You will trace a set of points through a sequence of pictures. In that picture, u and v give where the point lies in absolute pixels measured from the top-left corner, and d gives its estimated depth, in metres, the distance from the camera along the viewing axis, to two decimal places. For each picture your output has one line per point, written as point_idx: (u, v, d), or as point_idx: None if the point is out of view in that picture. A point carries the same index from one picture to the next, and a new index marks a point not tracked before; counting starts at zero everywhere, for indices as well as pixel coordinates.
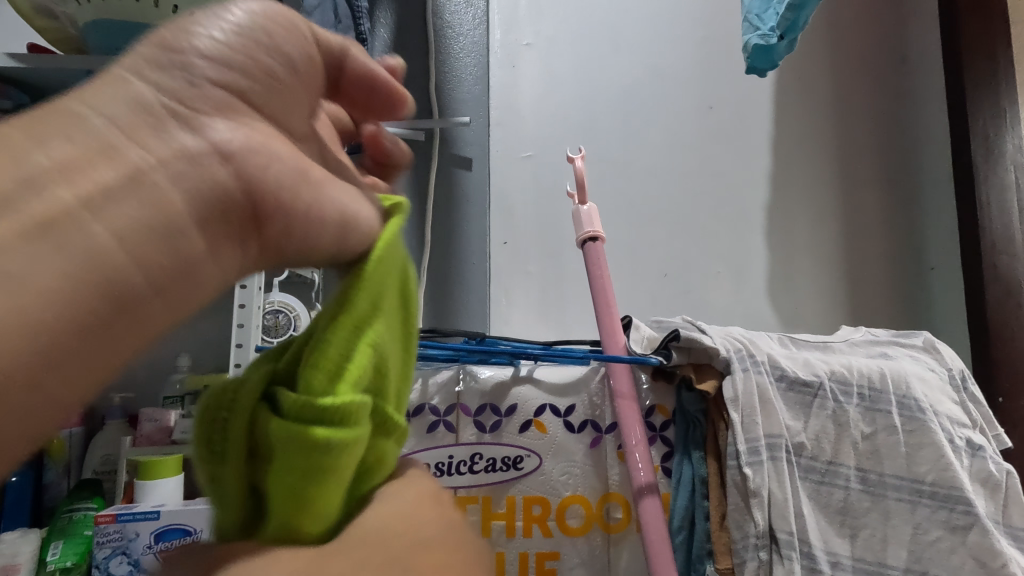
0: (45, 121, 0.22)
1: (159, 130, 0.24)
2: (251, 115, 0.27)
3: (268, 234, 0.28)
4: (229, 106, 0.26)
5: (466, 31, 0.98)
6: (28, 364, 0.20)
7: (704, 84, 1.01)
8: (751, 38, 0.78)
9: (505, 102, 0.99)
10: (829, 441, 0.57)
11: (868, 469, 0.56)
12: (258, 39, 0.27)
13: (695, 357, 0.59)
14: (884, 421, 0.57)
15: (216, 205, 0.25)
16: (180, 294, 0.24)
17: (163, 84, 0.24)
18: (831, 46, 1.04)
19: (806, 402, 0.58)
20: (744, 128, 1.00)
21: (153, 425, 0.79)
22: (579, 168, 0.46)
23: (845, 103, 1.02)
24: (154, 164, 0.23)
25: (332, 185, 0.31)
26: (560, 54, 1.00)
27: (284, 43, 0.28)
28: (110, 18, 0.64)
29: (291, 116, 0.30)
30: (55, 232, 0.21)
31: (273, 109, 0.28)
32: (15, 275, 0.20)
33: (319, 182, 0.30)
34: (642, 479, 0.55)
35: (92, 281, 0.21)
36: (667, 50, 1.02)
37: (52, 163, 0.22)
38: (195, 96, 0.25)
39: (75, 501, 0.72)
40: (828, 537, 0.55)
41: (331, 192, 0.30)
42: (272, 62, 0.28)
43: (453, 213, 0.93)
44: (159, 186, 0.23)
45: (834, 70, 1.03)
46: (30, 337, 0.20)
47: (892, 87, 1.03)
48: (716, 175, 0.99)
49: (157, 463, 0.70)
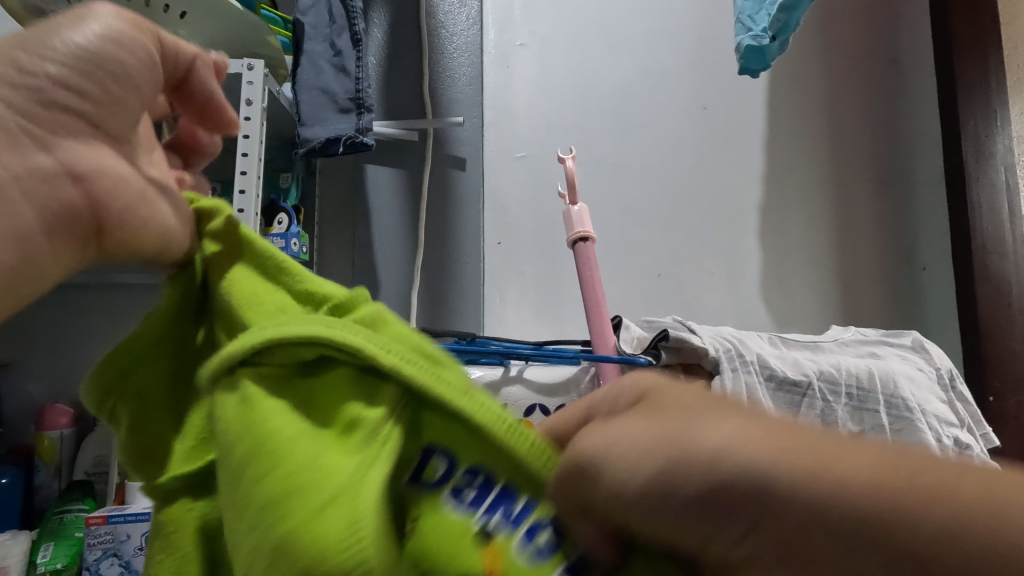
0: None
1: (15, 148, 0.29)
2: (96, 137, 0.32)
3: (109, 242, 0.32)
4: (77, 130, 0.31)
5: (460, 32, 0.98)
6: None
7: (698, 84, 1.01)
8: (743, 38, 0.78)
9: (498, 102, 0.99)
10: None
11: None
12: (108, 67, 0.31)
13: (684, 356, 0.59)
14: (871, 421, 0.58)
15: (60, 216, 0.30)
16: (28, 286, 0.29)
17: (17, 105, 0.29)
18: (823, 47, 1.04)
19: (794, 402, 0.58)
20: (737, 128, 1.01)
21: None
22: (569, 169, 0.46)
23: (838, 104, 1.03)
24: (6, 180, 0.28)
25: (159, 201, 0.33)
26: (554, 55, 1.01)
27: (132, 68, 0.32)
28: None
29: (127, 130, 0.33)
30: None
31: (114, 130, 0.33)
32: None
33: (148, 198, 0.32)
34: None
35: None
36: (661, 51, 1.02)
37: None
38: (48, 119, 0.30)
39: (66, 503, 0.72)
40: None
41: (155, 210, 0.32)
42: (120, 90, 0.32)
43: (446, 213, 0.93)
44: (10, 203, 0.28)
45: (826, 71, 1.04)
46: None
47: (885, 87, 1.04)
48: (709, 175, 0.99)
49: None
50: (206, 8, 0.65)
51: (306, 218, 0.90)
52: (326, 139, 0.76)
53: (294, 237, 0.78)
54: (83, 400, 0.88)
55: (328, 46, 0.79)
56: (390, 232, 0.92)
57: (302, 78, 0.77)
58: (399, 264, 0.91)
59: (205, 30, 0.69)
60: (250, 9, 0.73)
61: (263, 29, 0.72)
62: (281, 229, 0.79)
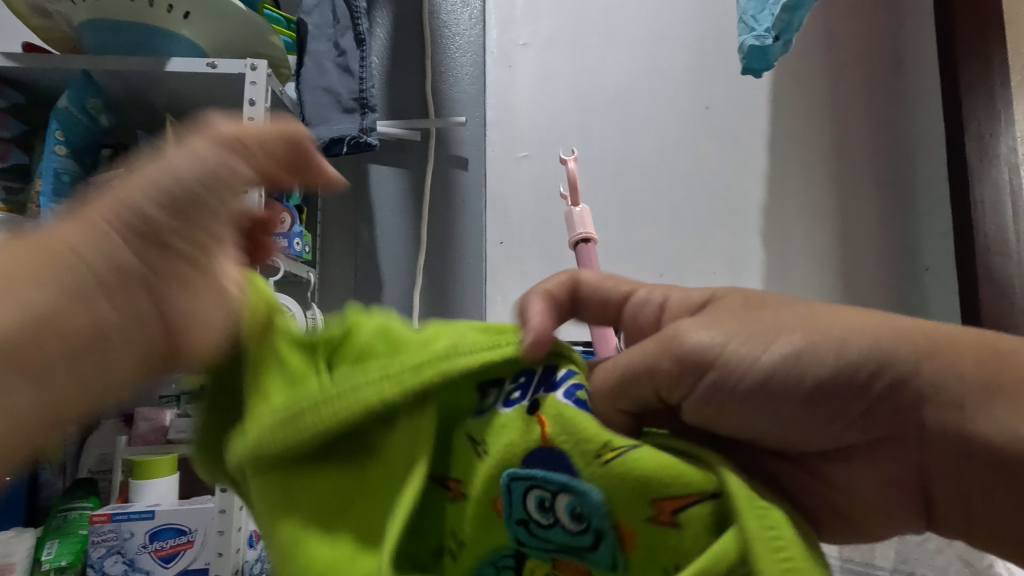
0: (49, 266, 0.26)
1: (129, 296, 0.27)
2: (196, 271, 0.28)
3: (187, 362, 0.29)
4: (179, 271, 0.28)
5: (462, 31, 0.98)
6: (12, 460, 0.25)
7: (701, 84, 1.01)
8: (747, 38, 0.78)
9: (500, 101, 0.99)
10: None
11: None
12: (219, 192, 0.28)
13: None
14: None
15: (146, 350, 0.27)
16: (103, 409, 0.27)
17: (135, 243, 0.27)
18: (827, 47, 1.04)
19: None
20: (740, 128, 1.00)
21: (148, 425, 0.79)
22: (572, 170, 0.46)
23: (841, 104, 1.03)
24: (115, 323, 0.26)
25: (215, 312, 0.29)
26: (557, 55, 1.01)
27: (240, 184, 0.29)
28: (105, 18, 0.65)
29: (226, 258, 0.30)
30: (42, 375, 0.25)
31: (210, 258, 0.29)
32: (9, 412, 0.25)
33: (225, 324, 0.30)
34: None
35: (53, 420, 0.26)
36: (664, 50, 1.02)
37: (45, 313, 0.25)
38: (160, 257, 0.27)
39: (69, 500, 0.72)
40: None
41: (216, 322, 0.29)
42: (216, 211, 0.28)
43: (448, 213, 0.93)
44: (114, 348, 0.26)
45: (829, 71, 1.03)
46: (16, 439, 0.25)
47: (888, 88, 1.03)
48: (711, 175, 0.99)
49: (151, 462, 0.70)
50: (209, 9, 0.67)
51: (309, 217, 0.90)
52: (329, 139, 0.75)
53: (296, 236, 0.79)
54: None
55: (331, 47, 0.79)
56: (394, 231, 0.92)
57: (306, 78, 0.77)
58: (401, 264, 0.91)
59: (209, 30, 0.69)
60: (253, 9, 0.73)
61: (265, 29, 0.72)
62: (283, 228, 0.79)
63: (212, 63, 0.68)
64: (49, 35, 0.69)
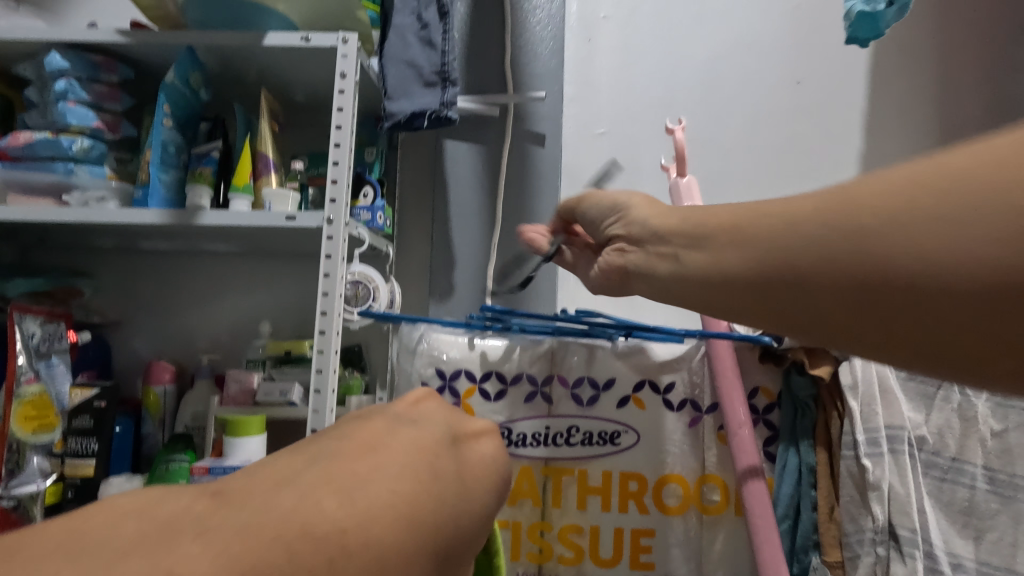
0: (409, 448, 0.23)
1: (440, 480, 0.23)
2: (449, 543, 0.22)
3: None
4: (461, 519, 0.23)
5: (543, 4, 0.95)
6: (358, 518, 0.19)
7: (794, 57, 0.95)
8: (854, 4, 0.73)
9: (578, 76, 0.96)
10: (954, 437, 0.57)
11: (998, 469, 0.56)
12: (487, 492, 0.25)
13: (807, 340, 0.59)
14: (1018, 419, 0.56)
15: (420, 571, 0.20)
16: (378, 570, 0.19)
17: (443, 472, 0.23)
18: (938, 16, 0.95)
19: (929, 394, 0.59)
20: (833, 103, 0.94)
21: (239, 386, 0.83)
22: (679, 141, 0.44)
23: (952, 78, 0.94)
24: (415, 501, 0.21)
25: (472, 536, 0.23)
26: (639, 27, 0.97)
27: (490, 491, 0.26)
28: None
29: (471, 512, 0.23)
30: (366, 480, 0.21)
31: (460, 525, 0.22)
32: (369, 490, 0.20)
33: (463, 533, 0.23)
34: (746, 462, 0.55)
35: (344, 540, 0.18)
36: (754, 21, 0.96)
37: (397, 448, 0.23)
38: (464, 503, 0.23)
39: (170, 452, 0.77)
40: (949, 537, 0.56)
41: (469, 535, 0.23)
42: (481, 520, 0.24)
43: (525, 189, 0.91)
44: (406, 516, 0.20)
45: (942, 42, 0.95)
46: (377, 506, 0.20)
47: (1006, 61, 0.94)
48: (802, 155, 0.93)
49: (243, 422, 0.74)
50: None
51: (388, 192, 0.91)
52: (412, 112, 0.76)
53: (378, 210, 0.81)
54: (182, 359, 0.94)
55: (415, 19, 0.79)
56: (468, 207, 0.91)
57: (389, 51, 0.78)
58: (476, 240, 0.90)
59: (303, 5, 0.71)
60: None
61: (354, 3, 0.72)
62: (366, 202, 0.81)
63: (305, 37, 0.69)
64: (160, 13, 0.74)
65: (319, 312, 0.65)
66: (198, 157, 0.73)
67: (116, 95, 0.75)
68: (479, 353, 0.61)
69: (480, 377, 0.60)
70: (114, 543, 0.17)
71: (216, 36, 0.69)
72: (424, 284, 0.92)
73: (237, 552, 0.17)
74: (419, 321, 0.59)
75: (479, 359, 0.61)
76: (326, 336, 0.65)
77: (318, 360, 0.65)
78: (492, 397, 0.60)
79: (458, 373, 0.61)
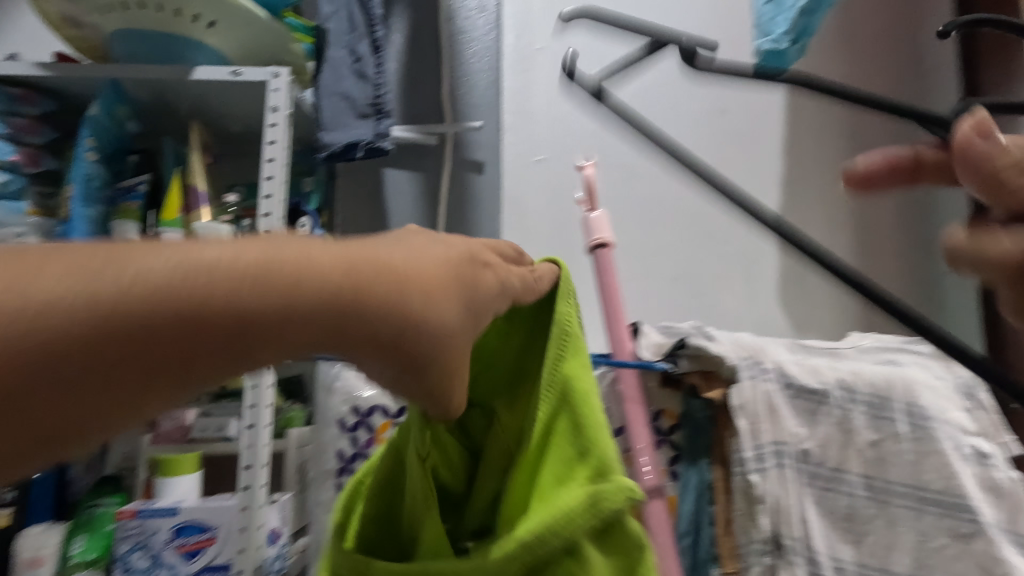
0: (434, 239, 0.34)
1: (470, 264, 0.34)
2: (471, 295, 0.33)
3: (442, 304, 0.31)
4: (482, 289, 0.35)
5: (478, 37, 0.98)
6: (403, 262, 0.30)
7: (719, 87, 1.00)
8: (763, 43, 0.79)
9: (517, 105, 0.98)
10: (835, 448, 0.63)
11: (874, 475, 0.62)
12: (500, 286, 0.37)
13: (703, 364, 0.65)
14: (889, 430, 0.63)
15: (453, 297, 0.32)
16: (413, 289, 0.29)
17: (468, 258, 0.35)
18: (847, 48, 1.02)
19: (812, 409, 0.64)
20: (755, 129, 0.99)
21: (173, 424, 0.80)
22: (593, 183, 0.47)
23: (860, 107, 1.02)
24: (443, 262, 0.32)
25: (487, 298, 0.35)
26: (573, 57, 1.00)
27: (500, 281, 0.37)
28: (134, 27, 0.68)
29: (487, 286, 0.35)
30: (407, 247, 0.32)
31: (478, 287, 0.34)
32: (407, 253, 0.31)
33: (482, 295, 0.35)
34: (650, 482, 0.56)
35: (397, 274, 0.29)
36: (679, 53, 1.00)
37: (433, 241, 0.34)
38: (483, 278, 0.35)
39: (97, 497, 0.74)
40: (834, 543, 0.61)
41: (486, 298, 0.35)
42: (495, 305, 0.37)
43: (465, 218, 0.93)
44: (439, 274, 0.31)
45: (852, 73, 1.02)
46: (417, 262, 0.31)
47: (909, 91, 1.02)
48: (729, 178, 0.98)
49: (175, 461, 0.72)
50: (233, 20, 0.69)
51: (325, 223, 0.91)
52: (345, 144, 0.77)
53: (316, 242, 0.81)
54: None
55: (348, 53, 0.81)
56: None
57: (323, 84, 0.79)
58: None
59: (231, 39, 0.71)
60: (274, 15, 0.75)
61: (287, 37, 0.73)
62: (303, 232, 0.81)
63: (235, 71, 0.69)
64: (85, 45, 0.73)
65: (253, 344, 0.64)
66: (123, 191, 0.72)
67: (37, 128, 0.73)
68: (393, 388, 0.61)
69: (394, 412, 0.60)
70: (223, 252, 0.25)
71: (143, 70, 0.69)
72: None
73: (319, 263, 0.27)
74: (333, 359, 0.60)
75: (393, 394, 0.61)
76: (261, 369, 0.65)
77: (251, 394, 0.65)
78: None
79: (373, 410, 0.60)
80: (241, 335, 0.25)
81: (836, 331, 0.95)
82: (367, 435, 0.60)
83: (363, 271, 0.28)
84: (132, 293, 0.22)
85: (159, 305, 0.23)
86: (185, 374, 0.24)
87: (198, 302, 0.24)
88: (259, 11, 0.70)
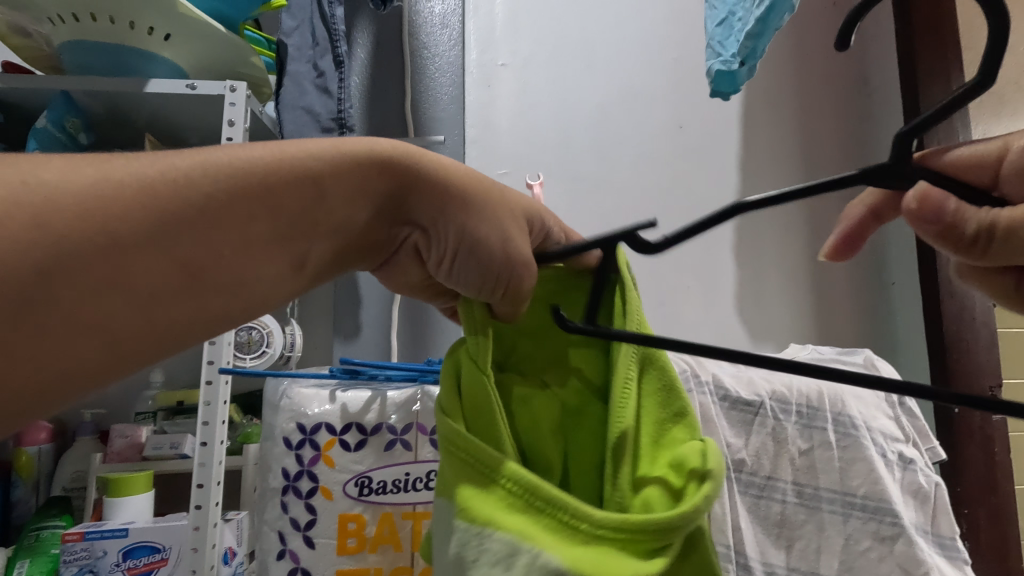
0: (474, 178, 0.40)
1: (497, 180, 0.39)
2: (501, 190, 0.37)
3: (462, 182, 0.35)
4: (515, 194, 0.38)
5: (442, 52, 1.00)
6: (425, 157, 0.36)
7: (678, 104, 1.03)
8: (714, 63, 0.81)
9: (481, 120, 0.99)
10: (768, 457, 0.66)
11: (804, 483, 0.65)
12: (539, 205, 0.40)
13: None
14: (820, 437, 0.67)
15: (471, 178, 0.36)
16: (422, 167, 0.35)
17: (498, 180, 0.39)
18: (796, 71, 1.07)
19: (747, 420, 0.67)
20: (711, 146, 1.02)
21: (124, 442, 0.78)
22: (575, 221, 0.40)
23: (810, 125, 1.06)
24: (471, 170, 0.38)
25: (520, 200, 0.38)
26: (535, 73, 1.01)
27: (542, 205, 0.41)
28: (81, 39, 0.66)
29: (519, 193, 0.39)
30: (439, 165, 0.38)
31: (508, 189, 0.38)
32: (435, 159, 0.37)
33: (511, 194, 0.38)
34: None
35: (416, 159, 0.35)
36: (638, 71, 1.03)
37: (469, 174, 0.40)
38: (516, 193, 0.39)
39: (42, 519, 0.72)
40: (766, 548, 0.63)
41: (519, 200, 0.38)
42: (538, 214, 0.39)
43: None
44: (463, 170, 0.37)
45: (801, 92, 1.07)
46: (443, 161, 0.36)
47: (854, 111, 1.07)
48: (687, 192, 1.00)
49: (125, 480, 0.70)
50: (189, 32, 0.68)
51: None
52: None
53: None
54: (62, 414, 0.88)
55: (311, 67, 0.81)
56: None
57: (285, 96, 0.78)
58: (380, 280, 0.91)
59: (188, 52, 0.71)
60: (233, 30, 0.75)
61: (247, 50, 0.73)
62: None
63: (191, 84, 0.69)
64: (36, 53, 0.72)
65: (204, 361, 0.63)
66: None
67: None
68: (340, 405, 0.60)
69: (340, 429, 0.60)
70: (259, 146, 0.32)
71: (95, 81, 0.67)
72: (328, 326, 0.92)
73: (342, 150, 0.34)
74: (280, 374, 0.60)
75: (339, 411, 0.60)
76: (213, 386, 0.64)
77: (204, 411, 0.64)
78: (352, 447, 0.60)
79: (319, 426, 0.60)
80: (316, 195, 0.33)
81: (789, 341, 0.98)
82: (313, 453, 0.59)
83: (382, 154, 0.34)
84: (236, 160, 0.31)
85: (264, 167, 0.31)
86: (292, 226, 0.33)
87: (286, 167, 0.32)
88: (216, 24, 0.70)
